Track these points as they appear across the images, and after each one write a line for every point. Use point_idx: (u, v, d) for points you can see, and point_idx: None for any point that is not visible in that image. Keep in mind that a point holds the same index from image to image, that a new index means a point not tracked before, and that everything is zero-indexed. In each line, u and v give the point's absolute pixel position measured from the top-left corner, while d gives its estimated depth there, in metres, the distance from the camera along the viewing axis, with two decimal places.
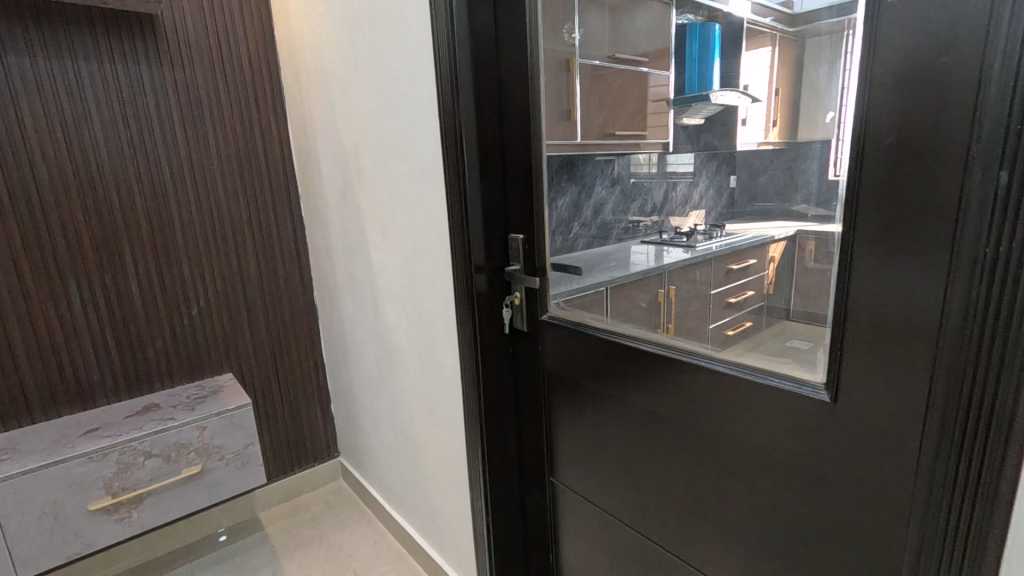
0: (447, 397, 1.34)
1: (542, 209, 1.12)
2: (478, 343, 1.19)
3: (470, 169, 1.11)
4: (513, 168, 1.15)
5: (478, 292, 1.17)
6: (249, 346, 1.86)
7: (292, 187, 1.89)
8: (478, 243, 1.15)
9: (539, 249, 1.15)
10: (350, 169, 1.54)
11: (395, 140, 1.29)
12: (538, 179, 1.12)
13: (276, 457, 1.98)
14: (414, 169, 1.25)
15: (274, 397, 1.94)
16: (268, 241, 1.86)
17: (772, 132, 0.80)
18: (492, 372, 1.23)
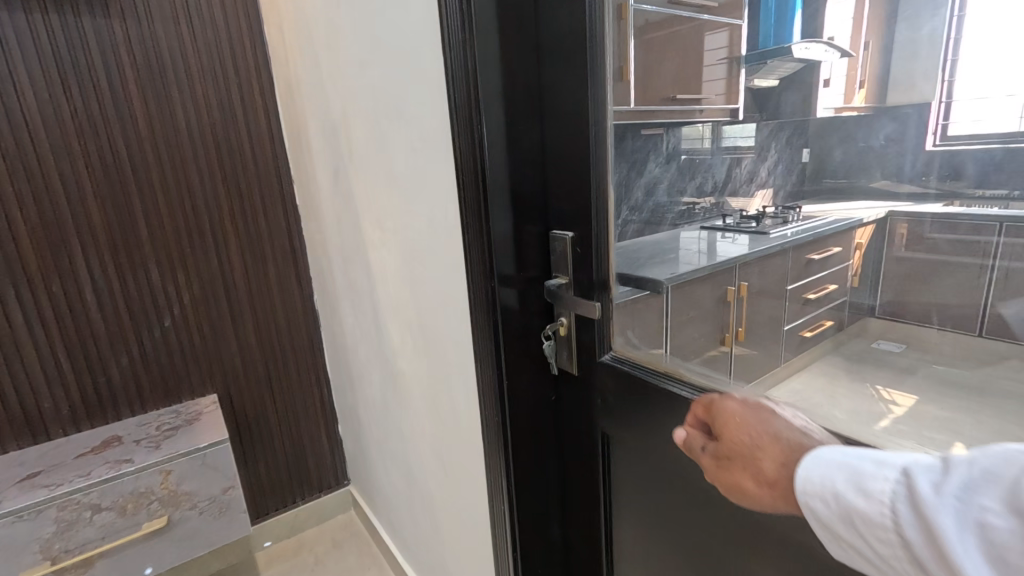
0: (463, 451, 0.99)
1: (603, 197, 0.73)
2: (503, 394, 0.82)
3: (489, 138, 0.72)
4: (556, 133, 0.76)
5: (507, 319, 0.80)
6: (237, 361, 1.56)
7: (283, 170, 1.55)
8: (503, 249, 0.77)
9: (599, 257, 0.75)
10: (340, 144, 1.18)
11: (388, 98, 0.92)
12: (598, 147, 0.72)
13: (274, 488, 1.69)
14: (413, 142, 0.88)
15: (270, 420, 1.65)
16: (255, 235, 1.54)
17: (860, 95, 0.64)
18: (526, 429, 0.86)
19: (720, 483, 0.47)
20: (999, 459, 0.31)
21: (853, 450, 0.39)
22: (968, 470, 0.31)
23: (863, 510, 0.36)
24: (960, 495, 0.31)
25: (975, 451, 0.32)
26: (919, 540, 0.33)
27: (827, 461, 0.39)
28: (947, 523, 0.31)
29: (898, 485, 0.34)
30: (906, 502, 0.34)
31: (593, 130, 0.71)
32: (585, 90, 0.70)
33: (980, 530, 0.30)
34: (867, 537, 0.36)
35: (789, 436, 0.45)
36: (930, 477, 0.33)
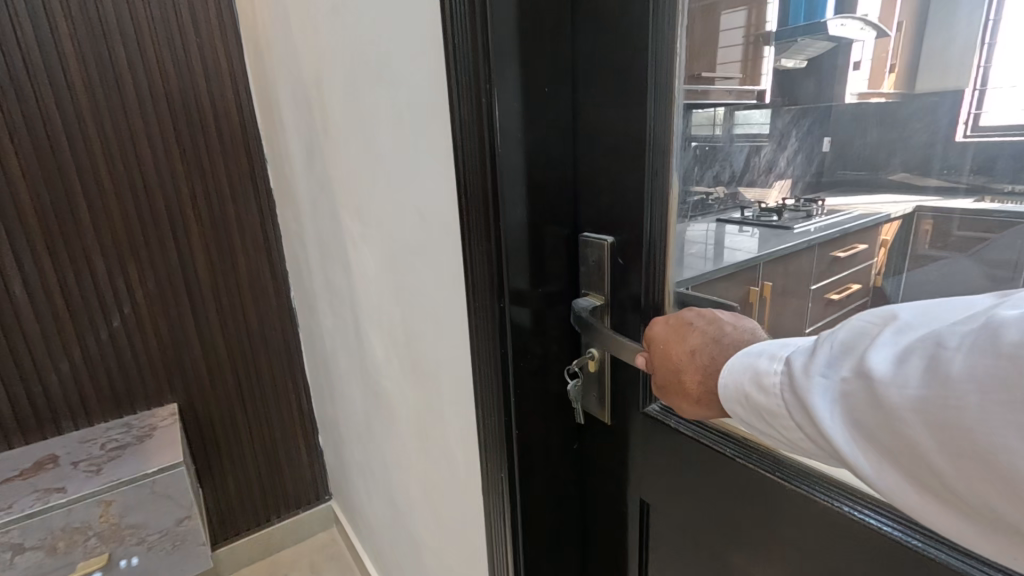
0: (455, 500, 0.80)
1: (662, 191, 0.54)
2: (513, 448, 0.63)
3: (503, 110, 0.52)
4: (594, 101, 0.56)
5: (521, 351, 0.60)
6: (200, 366, 1.37)
7: (254, 148, 1.34)
8: (519, 259, 0.57)
9: (652, 271, 0.56)
10: (314, 116, 0.98)
11: (368, 53, 0.71)
12: (659, 122, 0.52)
13: (245, 506, 1.51)
14: (399, 113, 0.67)
15: (240, 432, 1.46)
16: (222, 224, 1.34)
17: (886, 80, 0.53)
18: (541, 487, 0.66)
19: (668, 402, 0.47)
20: (856, 331, 0.32)
21: (749, 350, 0.39)
22: (831, 346, 0.32)
23: (761, 402, 0.36)
24: (828, 368, 0.32)
25: (835, 328, 0.34)
26: (802, 417, 0.33)
27: (737, 357, 0.39)
28: (819, 395, 0.32)
29: (783, 371, 0.35)
30: (789, 389, 0.34)
31: (652, 98, 0.51)
32: (643, 36, 0.50)
33: (844, 395, 0.31)
34: (773, 428, 0.36)
35: (707, 343, 0.43)
36: (803, 356, 0.34)
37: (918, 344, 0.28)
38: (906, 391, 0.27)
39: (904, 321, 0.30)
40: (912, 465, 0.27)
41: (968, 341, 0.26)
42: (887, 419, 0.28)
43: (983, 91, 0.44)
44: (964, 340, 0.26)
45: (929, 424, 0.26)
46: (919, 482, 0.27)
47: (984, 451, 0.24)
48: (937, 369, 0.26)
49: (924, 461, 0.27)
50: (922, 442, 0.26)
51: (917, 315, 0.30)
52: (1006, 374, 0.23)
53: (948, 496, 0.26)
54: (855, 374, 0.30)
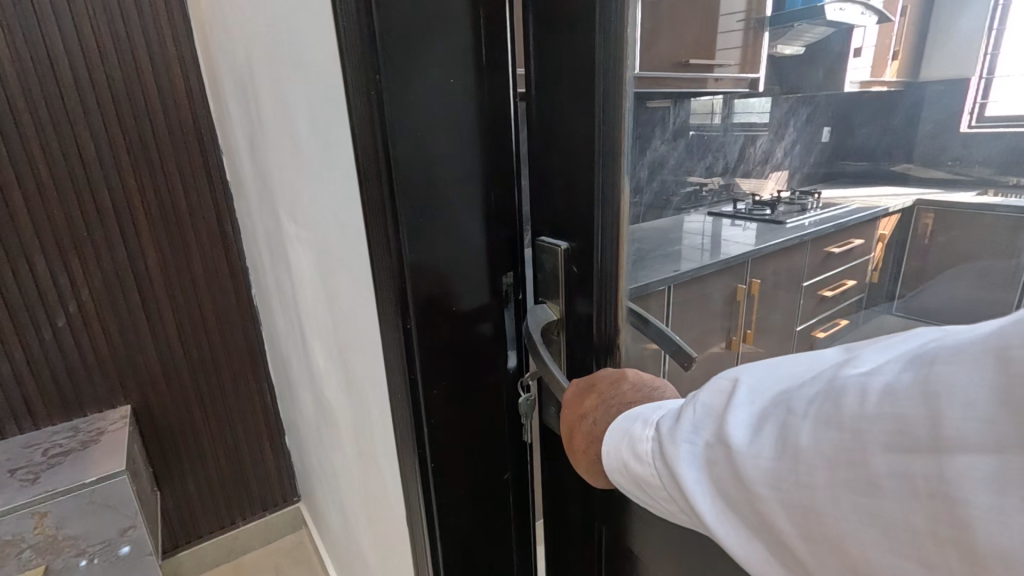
0: (391, 527, 0.74)
1: (618, 200, 0.48)
2: (429, 484, 0.55)
3: (396, 84, 0.43)
4: (546, 94, 0.50)
5: (431, 374, 0.51)
6: (155, 367, 1.31)
7: (208, 138, 1.27)
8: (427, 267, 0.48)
9: (606, 283, 0.51)
10: (252, 105, 0.90)
11: (281, 27, 0.63)
12: (607, 118, 0.45)
13: (208, 509, 1.47)
14: (312, 93, 0.58)
15: (200, 434, 1.41)
16: (175, 218, 1.27)
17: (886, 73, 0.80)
18: (467, 526, 0.59)
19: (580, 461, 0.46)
20: (712, 393, 0.32)
21: (628, 413, 0.40)
22: (693, 410, 0.32)
23: (639, 470, 0.36)
24: (692, 433, 0.31)
25: (697, 391, 0.33)
26: (672, 485, 0.33)
27: (618, 423, 0.40)
28: (688, 466, 0.31)
29: (654, 437, 0.35)
30: (662, 455, 0.33)
31: (602, 93, 0.45)
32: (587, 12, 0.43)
33: (708, 463, 0.30)
34: (651, 493, 0.36)
35: (596, 407, 0.44)
36: (670, 422, 0.33)
37: (770, 410, 0.27)
38: (765, 469, 0.26)
39: (750, 384, 0.30)
40: (772, 541, 0.27)
41: (813, 410, 0.25)
42: (752, 498, 0.27)
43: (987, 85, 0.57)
44: (810, 409, 0.25)
45: (788, 505, 0.25)
46: (780, 559, 0.27)
47: (840, 538, 0.23)
48: (787, 446, 0.25)
49: (783, 541, 0.26)
50: (786, 525, 0.26)
51: (760, 377, 0.30)
52: (852, 452, 0.23)
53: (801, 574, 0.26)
54: (716, 441, 0.29)
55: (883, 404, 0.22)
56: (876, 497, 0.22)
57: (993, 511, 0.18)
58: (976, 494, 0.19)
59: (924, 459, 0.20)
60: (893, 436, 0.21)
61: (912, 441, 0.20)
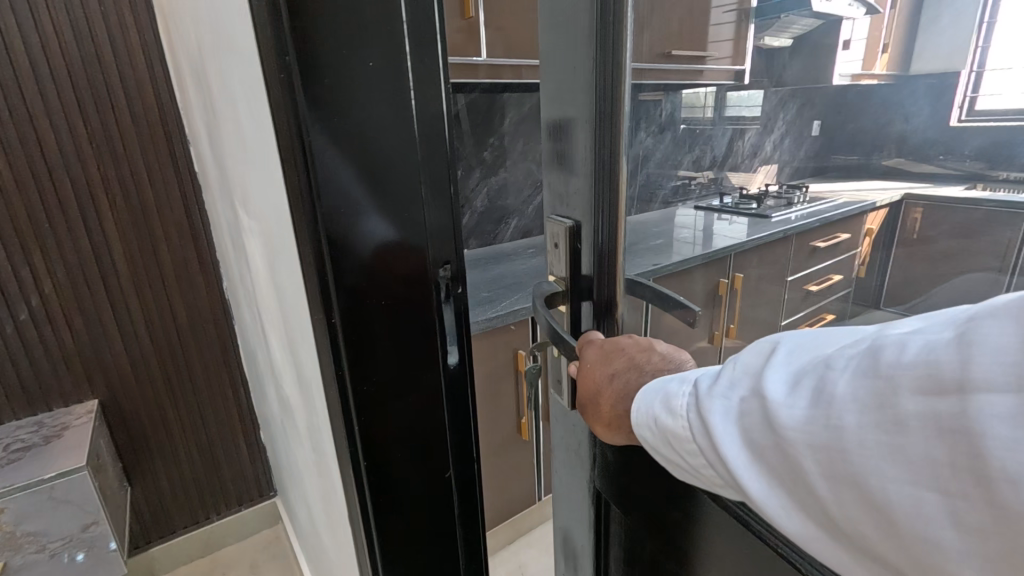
0: (342, 525, 0.73)
1: (616, 174, 0.53)
2: (362, 486, 0.54)
3: (309, 68, 0.41)
4: (557, 88, 0.55)
5: (360, 372, 0.50)
6: (122, 361, 1.29)
7: (173, 127, 1.25)
8: (353, 261, 0.47)
9: (604, 258, 0.56)
10: (207, 93, 0.88)
11: (216, 18, 0.62)
12: (612, 94, 0.50)
13: (180, 504, 1.46)
14: (243, 89, 0.57)
15: (172, 428, 1.40)
16: (141, 210, 1.25)
17: (879, 61, 0.69)
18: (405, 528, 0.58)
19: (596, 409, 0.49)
20: (751, 356, 0.34)
21: (661, 378, 0.42)
22: (731, 369, 0.34)
23: (667, 426, 0.38)
24: (727, 390, 0.33)
25: (740, 353, 0.35)
26: (703, 438, 0.35)
27: (650, 385, 0.41)
28: (717, 415, 0.33)
29: (688, 394, 0.37)
30: (694, 410, 0.35)
31: (604, 86, 0.50)
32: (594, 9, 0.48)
33: (739, 414, 0.32)
34: (677, 453, 0.38)
35: (626, 368, 0.46)
36: (708, 379, 0.36)
37: (808, 368, 0.29)
38: (794, 415, 0.28)
39: (790, 346, 0.32)
40: (795, 488, 0.29)
41: (849, 365, 0.27)
42: (778, 442, 0.29)
43: (978, 74, 0.53)
44: (848, 363, 0.27)
45: (813, 448, 0.27)
46: (803, 507, 0.29)
47: (863, 478, 0.25)
48: (823, 393, 0.27)
49: (806, 487, 0.28)
50: (809, 467, 0.27)
51: (801, 342, 0.32)
52: (883, 397, 0.25)
53: (823, 521, 0.28)
54: (751, 394, 0.31)
55: (921, 353, 0.24)
56: (898, 434, 0.24)
57: (1016, 446, 0.20)
58: (998, 429, 0.20)
59: (949, 400, 0.22)
60: (925, 382, 0.23)
61: (939, 385, 0.22)
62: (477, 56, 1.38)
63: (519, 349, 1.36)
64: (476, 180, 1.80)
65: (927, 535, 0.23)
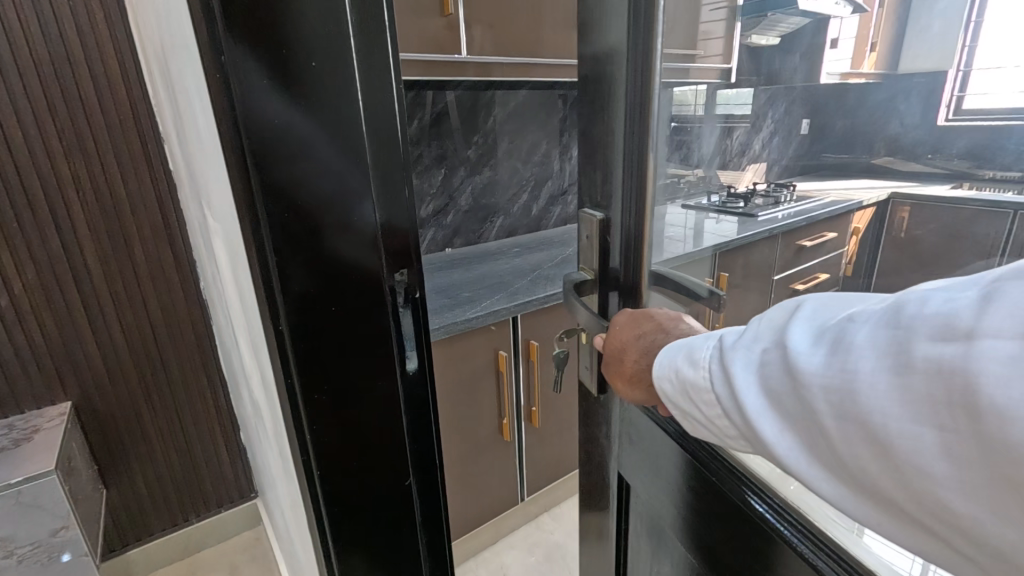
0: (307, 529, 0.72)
1: (643, 157, 0.58)
2: (316, 476, 0.61)
3: (248, 111, 0.49)
4: (592, 90, 0.62)
5: (311, 381, 0.58)
6: (95, 363, 1.27)
7: (145, 125, 1.22)
8: (296, 274, 0.55)
9: (628, 243, 0.62)
10: (172, 90, 0.86)
11: (175, 54, 0.67)
12: (641, 83, 0.56)
13: (159, 505, 1.45)
14: (201, 130, 0.64)
15: (149, 429, 1.38)
16: (112, 209, 1.23)
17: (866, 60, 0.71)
18: (361, 511, 0.66)
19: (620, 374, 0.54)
20: (777, 314, 0.37)
21: (687, 339, 0.45)
22: (758, 325, 0.37)
23: (690, 378, 0.41)
24: (751, 343, 0.36)
25: (766, 312, 0.38)
26: (724, 388, 0.38)
27: (672, 345, 0.44)
28: (741, 363, 0.36)
29: (713, 350, 0.40)
30: (718, 362, 0.39)
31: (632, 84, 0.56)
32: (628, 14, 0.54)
33: (761, 363, 0.35)
34: (698, 406, 0.41)
35: (653, 330, 0.52)
36: (734, 335, 0.39)
37: (830, 324, 0.32)
38: (813, 362, 0.31)
39: (815, 305, 0.35)
40: (809, 429, 0.32)
41: (868, 320, 0.30)
42: (796, 386, 0.32)
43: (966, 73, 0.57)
44: (868, 319, 0.30)
45: (827, 390, 0.30)
46: (814, 447, 0.32)
47: (870, 416, 0.28)
48: (844, 343, 0.30)
49: (820, 428, 0.31)
50: (822, 407, 0.30)
51: (824, 302, 0.35)
52: (898, 345, 0.27)
53: (831, 459, 0.31)
54: (774, 345, 0.34)
55: (938, 307, 0.26)
56: (907, 376, 0.26)
57: (1006, 382, 0.22)
58: (990, 369, 0.23)
59: (954, 346, 0.25)
60: (937, 331, 0.26)
61: (950, 333, 0.25)
62: (459, 53, 1.36)
63: (499, 350, 1.35)
64: (460, 178, 1.78)
65: (922, 466, 0.26)
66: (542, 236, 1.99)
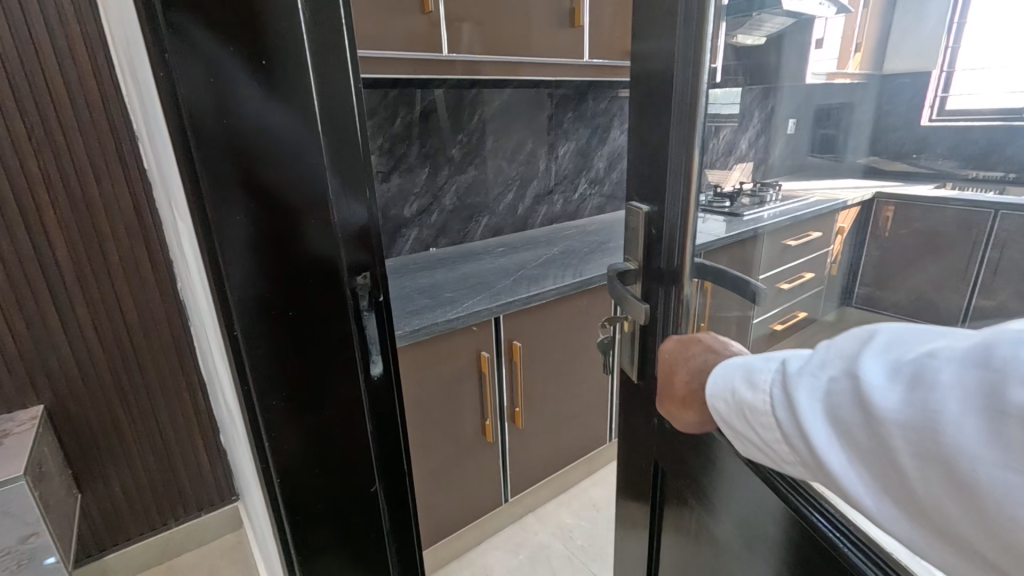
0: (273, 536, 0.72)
1: (688, 158, 0.60)
2: (272, 473, 0.64)
3: (200, 129, 0.51)
4: (646, 92, 0.64)
5: (264, 386, 0.60)
6: (69, 366, 1.25)
7: (117, 123, 1.20)
8: (254, 283, 0.57)
9: (671, 241, 0.65)
10: (140, 89, 0.84)
11: (138, 55, 0.66)
12: (690, 89, 0.58)
13: (136, 510, 1.43)
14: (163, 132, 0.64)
15: (125, 434, 1.36)
16: (84, 209, 1.20)
17: (851, 60, 0.91)
18: (316, 510, 0.68)
19: (671, 398, 0.54)
20: (845, 341, 0.35)
21: (747, 358, 0.44)
22: (825, 352, 0.36)
23: (749, 400, 0.40)
24: (817, 371, 0.35)
25: (834, 339, 0.37)
26: (785, 414, 0.37)
27: (733, 364, 0.44)
28: (807, 392, 0.35)
29: (774, 374, 0.39)
30: (779, 386, 0.38)
31: (681, 95, 0.59)
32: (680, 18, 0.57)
33: (827, 392, 0.33)
34: (754, 428, 0.40)
35: (705, 350, 0.52)
36: (798, 361, 0.37)
37: (906, 358, 0.30)
38: (889, 397, 0.30)
39: (888, 335, 0.33)
40: (880, 465, 0.31)
41: (950, 357, 0.28)
42: (868, 419, 0.31)
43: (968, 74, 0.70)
44: (949, 356, 0.28)
45: (907, 429, 0.28)
46: (887, 482, 0.31)
47: (953, 458, 0.27)
48: (927, 381, 0.28)
49: (893, 464, 0.30)
50: (899, 446, 0.29)
51: (899, 332, 0.33)
52: (988, 388, 0.26)
53: (906, 497, 0.30)
54: (842, 373, 0.33)
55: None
56: (1001, 422, 0.25)
57: None
58: None
59: None
60: None
61: None
62: (444, 52, 1.35)
63: (482, 350, 1.34)
64: (444, 177, 1.77)
65: (1016, 517, 0.25)
66: (528, 236, 1.98)
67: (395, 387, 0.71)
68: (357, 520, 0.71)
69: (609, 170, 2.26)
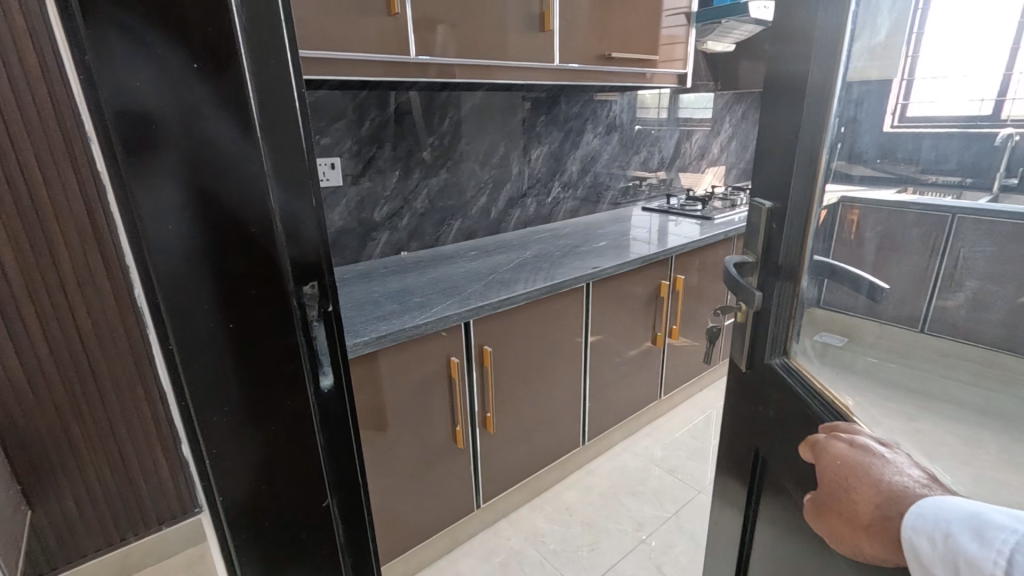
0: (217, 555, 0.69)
1: (812, 157, 0.69)
2: (215, 492, 0.62)
3: (129, 139, 0.48)
4: (780, 101, 0.74)
5: (207, 405, 0.58)
6: (16, 378, 1.19)
7: (67, 125, 1.15)
8: (194, 297, 0.54)
9: (789, 231, 0.73)
10: None
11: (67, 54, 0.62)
12: (818, 93, 0.67)
13: (91, 526, 1.37)
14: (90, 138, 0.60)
15: (77, 447, 1.30)
16: (33, 213, 1.15)
17: None
18: (265, 526, 0.66)
19: (840, 518, 0.50)
20: None
21: (973, 506, 0.39)
22: None
23: (970, 553, 0.36)
24: None
25: None
26: None
27: (948, 508, 0.40)
28: None
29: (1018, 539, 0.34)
30: None
31: (812, 97, 0.68)
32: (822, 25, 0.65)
33: None
34: None
35: (892, 474, 0.49)
36: None
37: None
38: None
39: None
40: None
41: None
42: None
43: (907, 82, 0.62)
44: None
45: None
46: None
47: None
48: None
49: None
50: None
51: None
52: None
53: None
54: None
55: None
56: None
57: None
58: None
59: None
60: None
61: None
62: (414, 55, 1.33)
63: (452, 356, 1.33)
64: (416, 180, 1.75)
65: None
66: (502, 239, 1.98)
67: (346, 396, 0.70)
68: (305, 535, 0.69)
69: (582, 174, 2.27)
